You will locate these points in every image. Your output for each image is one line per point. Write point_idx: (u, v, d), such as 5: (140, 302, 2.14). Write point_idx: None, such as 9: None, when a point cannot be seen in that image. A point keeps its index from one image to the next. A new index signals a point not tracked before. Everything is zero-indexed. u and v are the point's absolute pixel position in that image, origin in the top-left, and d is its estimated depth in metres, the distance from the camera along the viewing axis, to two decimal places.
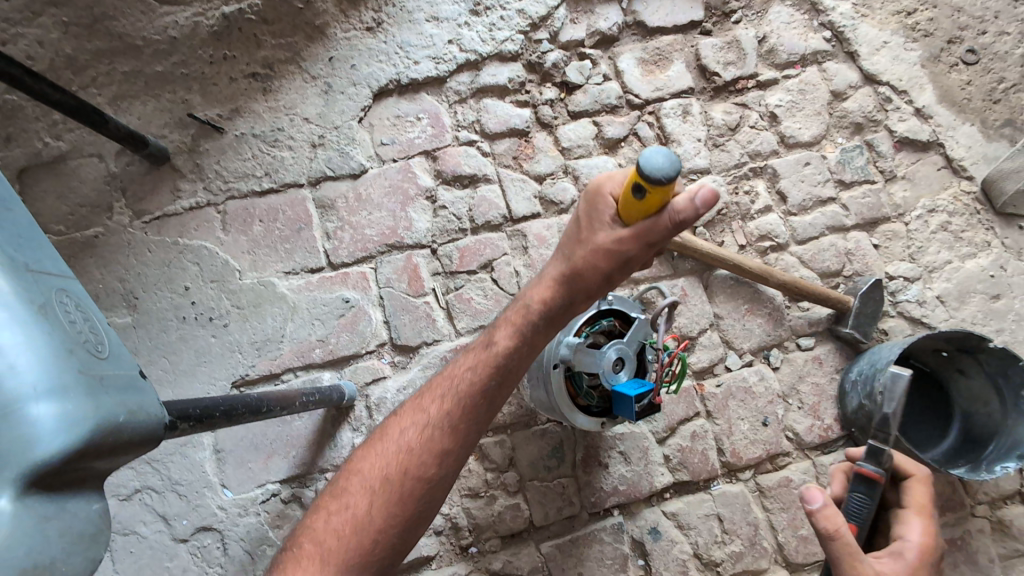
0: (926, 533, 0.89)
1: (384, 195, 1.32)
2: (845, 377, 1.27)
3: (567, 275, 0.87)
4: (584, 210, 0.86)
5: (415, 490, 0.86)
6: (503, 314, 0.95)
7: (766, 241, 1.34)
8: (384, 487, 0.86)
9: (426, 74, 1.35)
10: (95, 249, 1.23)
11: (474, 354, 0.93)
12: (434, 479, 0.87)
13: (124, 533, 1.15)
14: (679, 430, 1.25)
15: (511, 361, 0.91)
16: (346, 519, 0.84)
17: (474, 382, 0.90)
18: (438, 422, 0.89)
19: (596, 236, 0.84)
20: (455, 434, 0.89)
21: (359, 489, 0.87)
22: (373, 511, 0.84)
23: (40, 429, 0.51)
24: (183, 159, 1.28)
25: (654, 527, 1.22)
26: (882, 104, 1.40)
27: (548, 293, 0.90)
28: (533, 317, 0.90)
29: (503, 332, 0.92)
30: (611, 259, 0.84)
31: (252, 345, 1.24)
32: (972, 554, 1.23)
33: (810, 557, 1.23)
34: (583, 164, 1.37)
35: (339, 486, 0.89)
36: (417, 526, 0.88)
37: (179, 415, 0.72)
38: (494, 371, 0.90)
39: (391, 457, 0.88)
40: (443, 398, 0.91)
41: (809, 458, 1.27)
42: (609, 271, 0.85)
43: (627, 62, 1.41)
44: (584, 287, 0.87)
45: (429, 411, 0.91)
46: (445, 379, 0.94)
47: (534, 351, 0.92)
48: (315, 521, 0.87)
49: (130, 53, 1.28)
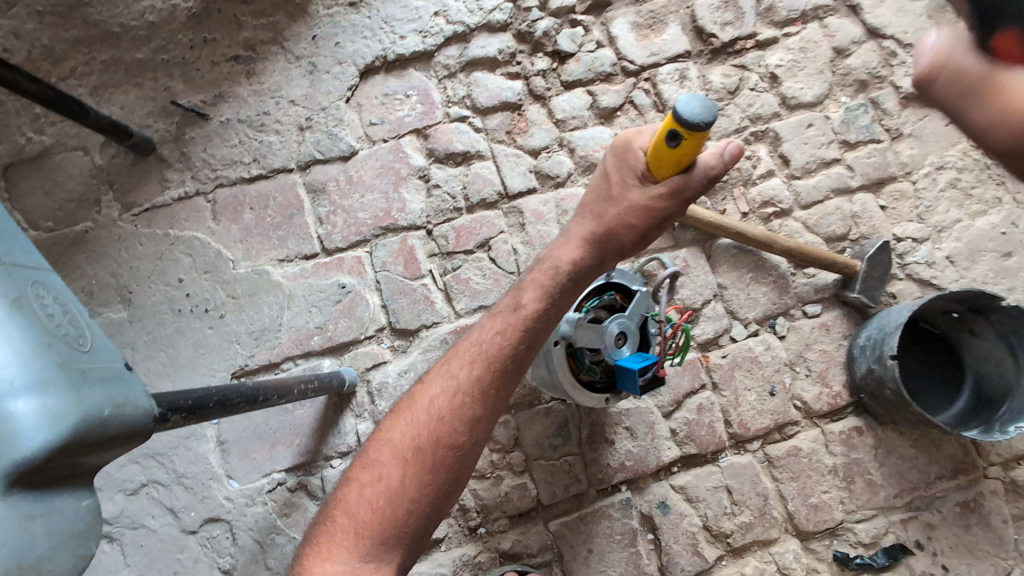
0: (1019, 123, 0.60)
1: (376, 177, 1.29)
2: (852, 343, 1.24)
3: (599, 235, 0.85)
4: (614, 164, 0.84)
5: (447, 459, 0.85)
6: (529, 273, 0.91)
7: (769, 208, 1.30)
8: (417, 458, 0.84)
9: (413, 49, 1.31)
10: (86, 244, 1.21)
11: (502, 317, 0.89)
12: (465, 447, 0.86)
13: (134, 526, 1.16)
14: (685, 403, 1.24)
15: (541, 323, 0.88)
16: (379, 492, 0.83)
17: (504, 346, 0.87)
18: (467, 389, 0.87)
19: (629, 192, 0.82)
20: (486, 400, 0.87)
21: (389, 460, 0.85)
22: (408, 481, 0.83)
23: (22, 424, 0.49)
24: (170, 149, 1.25)
25: (662, 501, 1.21)
26: (887, 59, 1.35)
27: (578, 253, 0.87)
28: (563, 277, 0.87)
29: (531, 293, 0.88)
30: (646, 217, 0.82)
31: (250, 336, 1.22)
32: (985, 516, 1.21)
33: (821, 524, 1.21)
34: (578, 135, 1.33)
35: (370, 457, 0.87)
36: (452, 494, 0.86)
37: (170, 407, 0.70)
38: (524, 333, 0.87)
39: (422, 427, 0.86)
40: (472, 364, 0.88)
41: (818, 426, 1.25)
42: (643, 230, 0.83)
43: (621, 28, 1.36)
44: (616, 246, 0.85)
45: (458, 376, 0.88)
46: (472, 343, 0.90)
47: (563, 313, 0.90)
48: (346, 494, 0.86)
49: (109, 41, 1.25)
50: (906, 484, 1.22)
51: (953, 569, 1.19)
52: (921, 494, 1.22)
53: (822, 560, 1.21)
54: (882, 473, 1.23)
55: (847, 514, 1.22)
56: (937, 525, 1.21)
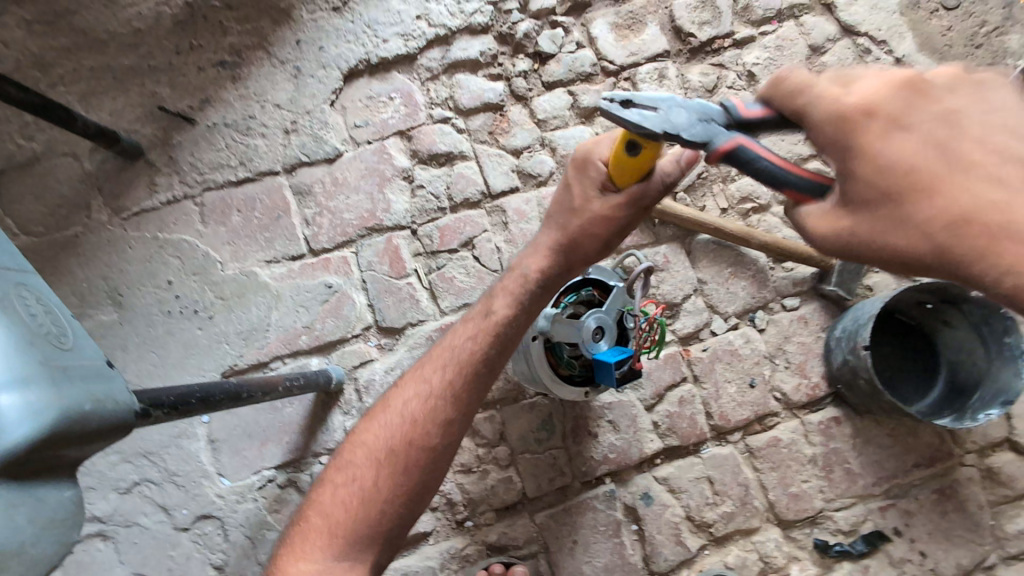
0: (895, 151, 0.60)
1: (361, 178, 1.31)
2: (830, 335, 1.26)
3: (564, 244, 0.88)
4: (575, 176, 0.88)
5: (418, 461, 0.87)
6: (501, 281, 0.94)
7: (748, 203, 1.33)
8: (389, 460, 0.87)
9: (395, 52, 1.34)
10: (76, 248, 1.23)
11: (474, 323, 0.92)
12: (437, 449, 0.88)
13: (127, 524, 1.18)
14: (667, 396, 1.26)
15: (511, 329, 0.91)
16: (353, 492, 0.86)
17: (476, 351, 0.90)
18: (440, 392, 0.89)
19: (591, 203, 0.86)
20: (458, 403, 0.89)
21: (363, 462, 0.87)
22: (380, 483, 0.85)
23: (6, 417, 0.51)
24: (157, 153, 1.28)
25: (645, 492, 1.24)
26: (861, 56, 1.38)
27: (544, 261, 0.90)
28: (531, 285, 0.90)
29: (501, 299, 0.91)
30: (608, 226, 0.86)
31: (239, 336, 1.25)
32: (961, 503, 1.24)
33: (801, 513, 1.24)
34: (560, 135, 1.35)
35: (344, 459, 0.90)
36: (425, 494, 0.89)
37: (152, 402, 0.72)
38: (496, 338, 0.90)
39: (395, 430, 0.88)
40: (445, 367, 0.91)
41: (797, 417, 1.27)
42: (606, 238, 0.87)
43: (601, 29, 1.38)
44: (581, 255, 0.88)
45: (432, 380, 0.90)
46: (446, 348, 0.93)
47: (533, 318, 0.93)
48: (321, 493, 0.88)
49: (96, 48, 1.27)
50: (884, 472, 1.25)
51: (930, 555, 1.22)
52: (899, 481, 1.25)
53: (802, 548, 1.24)
54: (861, 462, 1.25)
55: (827, 502, 1.24)
56: (915, 512, 1.24)
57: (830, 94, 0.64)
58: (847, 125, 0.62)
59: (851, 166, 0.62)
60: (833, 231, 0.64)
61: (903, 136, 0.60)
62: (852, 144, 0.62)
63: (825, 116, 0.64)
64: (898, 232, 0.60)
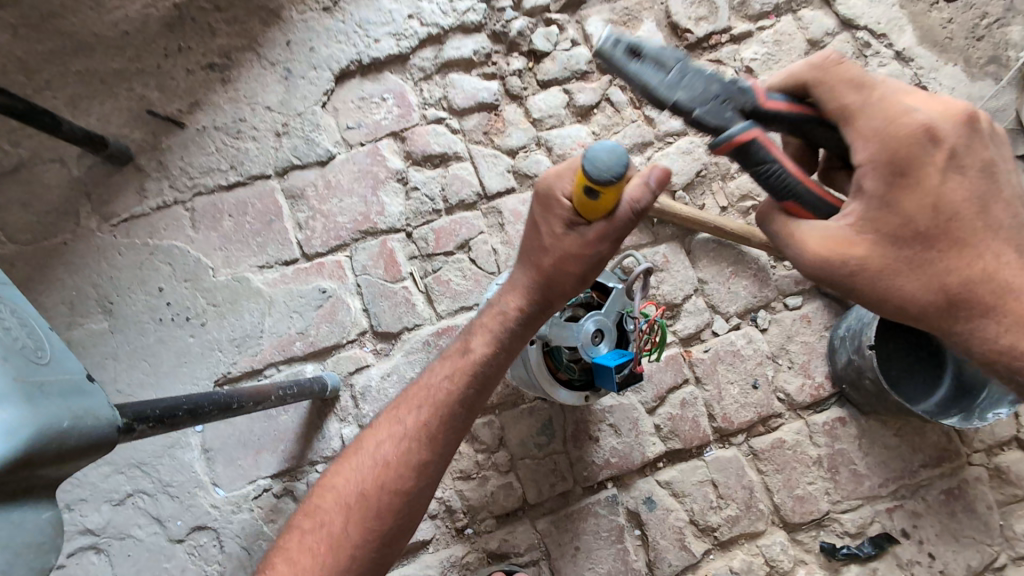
0: (915, 208, 0.64)
1: (355, 180, 1.29)
2: (833, 334, 1.24)
3: (539, 282, 0.83)
4: (540, 215, 0.80)
5: (392, 505, 0.84)
6: (479, 318, 0.91)
7: (748, 201, 1.31)
8: (360, 504, 0.83)
9: (387, 52, 1.31)
10: (64, 256, 1.21)
11: (451, 361, 0.89)
12: (412, 492, 0.85)
13: (120, 537, 1.16)
14: (668, 399, 1.24)
15: (490, 367, 0.88)
16: (321, 538, 0.82)
17: (453, 391, 0.87)
18: (415, 434, 0.86)
19: (561, 240, 0.79)
20: (434, 445, 0.86)
21: (332, 506, 0.84)
22: (349, 528, 0.82)
23: None
24: (147, 158, 1.25)
25: (648, 496, 1.21)
26: (861, 50, 1.36)
27: (523, 298, 0.85)
28: (510, 323, 0.87)
29: (479, 338, 0.88)
30: (584, 261, 0.80)
31: (232, 343, 1.22)
32: (970, 503, 1.22)
33: (807, 516, 1.22)
34: (556, 134, 1.33)
35: (314, 503, 0.86)
36: (397, 540, 0.85)
37: (137, 416, 0.69)
38: (473, 378, 0.87)
39: (367, 473, 0.85)
40: (420, 408, 0.88)
41: (801, 418, 1.25)
42: (583, 273, 0.81)
43: (596, 26, 1.36)
44: (557, 292, 0.84)
45: (406, 422, 0.87)
46: (422, 387, 0.90)
47: (512, 356, 0.90)
48: (288, 540, 0.84)
49: (83, 52, 1.25)
50: (890, 473, 1.23)
51: (940, 557, 1.20)
52: (906, 482, 1.23)
53: (809, 551, 1.21)
54: (867, 462, 1.23)
55: (833, 504, 1.22)
56: (922, 513, 1.21)
57: (891, 99, 0.64)
58: (905, 156, 0.63)
59: (894, 196, 0.64)
60: (850, 256, 0.66)
61: (956, 179, 0.65)
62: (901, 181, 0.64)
63: (880, 136, 0.64)
64: (914, 279, 0.66)
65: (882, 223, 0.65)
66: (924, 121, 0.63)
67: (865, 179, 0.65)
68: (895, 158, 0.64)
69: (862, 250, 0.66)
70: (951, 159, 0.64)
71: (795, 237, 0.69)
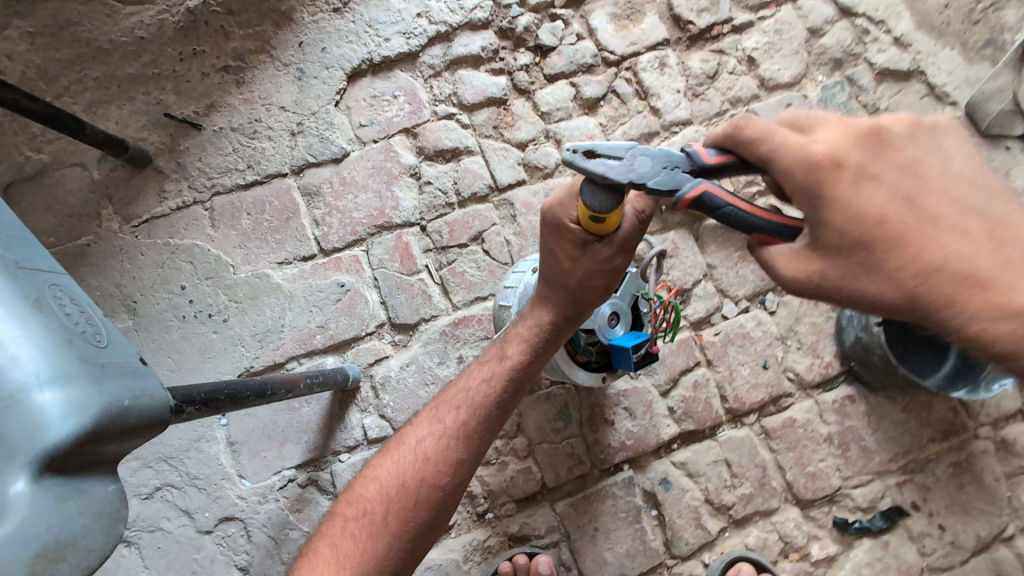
0: (856, 212, 0.60)
1: (369, 176, 1.32)
2: (840, 313, 1.27)
3: (571, 295, 0.88)
4: (553, 242, 0.85)
5: (430, 499, 0.87)
6: (513, 327, 0.95)
7: (753, 187, 1.35)
8: (400, 495, 0.86)
9: (397, 51, 1.34)
10: (88, 258, 1.24)
11: (488, 365, 0.94)
12: (449, 487, 0.88)
13: (150, 529, 1.19)
14: (681, 381, 1.27)
15: (524, 372, 0.92)
16: (363, 525, 0.85)
17: (491, 394, 0.91)
18: (453, 432, 0.90)
19: (579, 261, 0.84)
20: (471, 444, 0.90)
21: (374, 497, 0.87)
22: (390, 517, 0.85)
23: (47, 415, 0.52)
24: (165, 160, 1.28)
25: (664, 477, 1.24)
26: (860, 37, 1.39)
27: (555, 311, 0.90)
28: (545, 334, 0.91)
29: (515, 345, 0.92)
30: (605, 274, 0.85)
31: (254, 338, 1.25)
32: (978, 475, 1.25)
33: (819, 492, 1.25)
34: (564, 127, 1.36)
35: (355, 493, 0.89)
36: (431, 532, 0.88)
37: (184, 399, 0.72)
38: (509, 383, 0.92)
39: (408, 466, 0.88)
40: (458, 409, 0.91)
41: (811, 396, 1.28)
42: (606, 283, 0.86)
43: (600, 20, 1.39)
44: (587, 302, 0.88)
45: (445, 420, 0.91)
46: (460, 389, 0.94)
47: (544, 363, 0.94)
48: (330, 527, 0.87)
49: (100, 58, 1.28)
50: (899, 448, 1.26)
51: (949, 528, 1.23)
52: (914, 457, 1.26)
53: (822, 526, 1.24)
54: (876, 438, 1.26)
55: (844, 480, 1.25)
56: (932, 486, 1.25)
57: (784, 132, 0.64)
58: (819, 169, 0.61)
59: (825, 213, 0.62)
60: (804, 276, 0.64)
61: (872, 185, 0.60)
62: (832, 192, 0.61)
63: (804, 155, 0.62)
64: (875, 278, 0.61)
65: (833, 231, 0.62)
66: (841, 130, 0.62)
67: (795, 199, 0.64)
68: (812, 173, 0.62)
69: (817, 265, 0.63)
70: (862, 163, 0.61)
71: (769, 262, 0.67)
